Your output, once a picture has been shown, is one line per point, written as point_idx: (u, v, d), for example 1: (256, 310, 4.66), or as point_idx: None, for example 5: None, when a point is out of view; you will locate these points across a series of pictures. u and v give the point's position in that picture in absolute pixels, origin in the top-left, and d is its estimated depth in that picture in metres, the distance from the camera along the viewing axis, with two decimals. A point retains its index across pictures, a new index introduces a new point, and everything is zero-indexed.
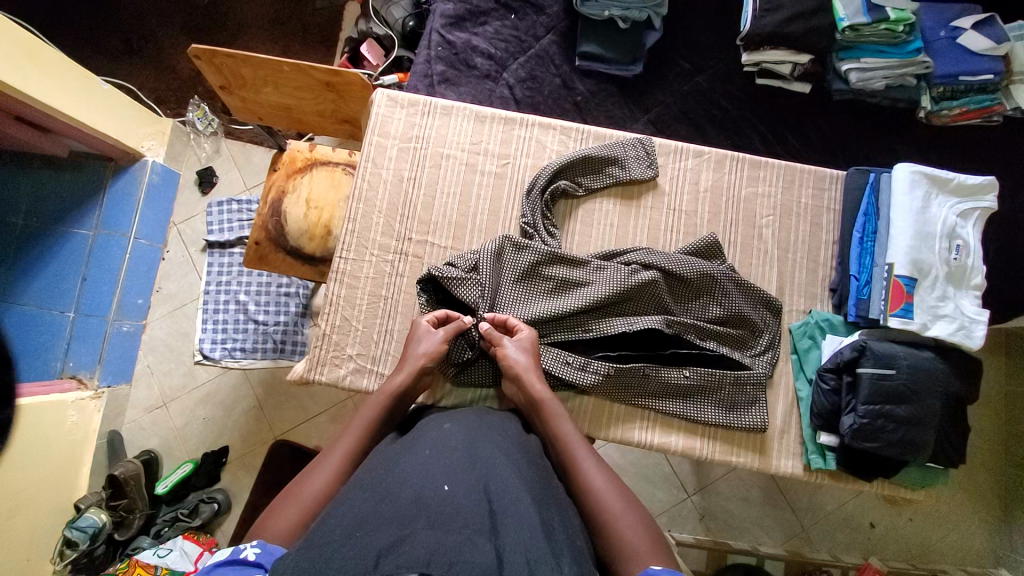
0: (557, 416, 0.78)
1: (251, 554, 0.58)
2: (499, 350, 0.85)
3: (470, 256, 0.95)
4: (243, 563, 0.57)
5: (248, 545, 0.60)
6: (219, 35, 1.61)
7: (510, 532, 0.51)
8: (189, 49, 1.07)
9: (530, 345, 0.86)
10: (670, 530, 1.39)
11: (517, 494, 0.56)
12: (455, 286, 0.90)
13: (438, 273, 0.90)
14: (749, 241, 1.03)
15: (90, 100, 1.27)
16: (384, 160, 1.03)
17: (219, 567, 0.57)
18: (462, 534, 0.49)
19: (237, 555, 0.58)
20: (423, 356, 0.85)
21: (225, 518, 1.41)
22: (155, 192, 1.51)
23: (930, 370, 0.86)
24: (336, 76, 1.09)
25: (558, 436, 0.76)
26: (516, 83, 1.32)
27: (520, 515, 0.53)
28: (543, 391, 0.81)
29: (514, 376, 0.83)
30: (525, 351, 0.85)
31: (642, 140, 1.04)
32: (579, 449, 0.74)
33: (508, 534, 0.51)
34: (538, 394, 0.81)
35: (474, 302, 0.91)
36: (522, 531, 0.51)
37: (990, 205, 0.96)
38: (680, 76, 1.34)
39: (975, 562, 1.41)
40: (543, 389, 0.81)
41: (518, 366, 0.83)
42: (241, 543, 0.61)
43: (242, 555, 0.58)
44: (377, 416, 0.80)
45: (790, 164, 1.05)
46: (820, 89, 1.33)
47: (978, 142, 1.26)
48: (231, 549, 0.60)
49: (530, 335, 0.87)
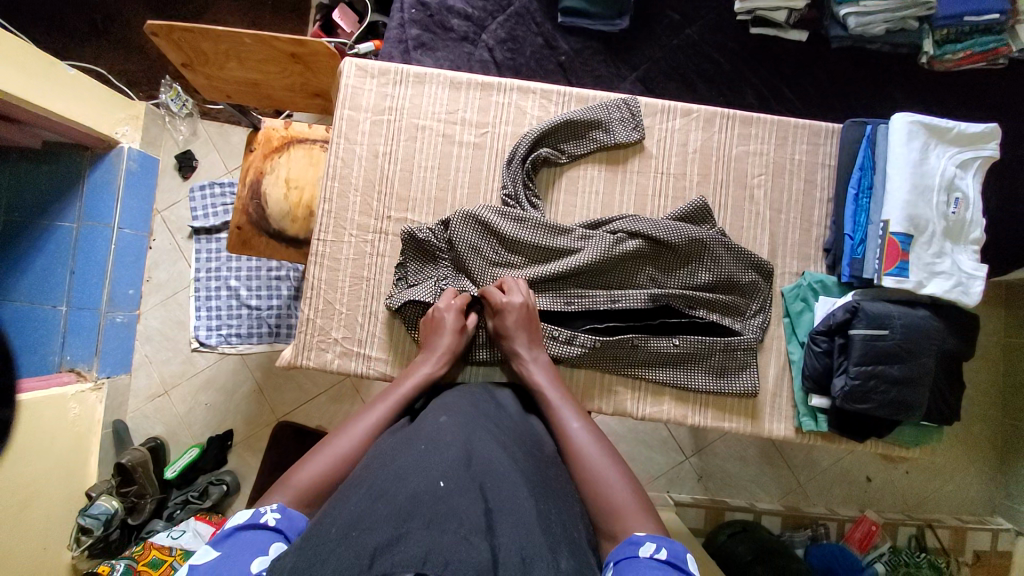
0: (548, 388, 0.81)
1: (271, 520, 0.59)
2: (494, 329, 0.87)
3: (443, 218, 0.94)
4: (265, 528, 0.58)
5: (267, 509, 0.61)
6: (182, 7, 1.52)
7: (506, 530, 0.52)
8: (145, 26, 1.00)
9: (525, 310, 0.86)
10: (669, 491, 1.42)
11: (513, 492, 0.57)
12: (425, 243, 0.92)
13: (412, 232, 0.91)
14: (740, 203, 0.99)
15: (56, 87, 1.20)
16: (357, 134, 0.98)
17: (241, 530, 0.57)
18: (459, 532, 0.49)
19: (258, 519, 0.59)
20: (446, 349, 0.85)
21: (235, 499, 1.44)
22: (134, 179, 1.46)
23: (925, 329, 0.84)
24: (302, 46, 1.02)
25: (551, 400, 0.79)
26: (496, 45, 1.24)
27: (517, 512, 0.54)
28: (535, 364, 0.84)
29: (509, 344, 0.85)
30: (521, 315, 0.85)
31: (628, 100, 0.99)
32: (569, 415, 0.76)
33: (505, 532, 0.51)
34: (535, 358, 0.84)
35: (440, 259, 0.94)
36: (518, 529, 0.52)
37: (991, 153, 0.91)
38: (670, 29, 1.26)
39: (970, 510, 1.44)
40: (534, 357, 0.84)
41: (512, 337, 0.85)
42: (260, 506, 0.61)
43: (262, 520, 0.59)
44: (379, 426, 0.74)
45: (784, 119, 1.00)
46: (819, 37, 1.25)
47: (985, 87, 1.20)
48: (250, 510, 0.60)
49: (523, 305, 0.86)
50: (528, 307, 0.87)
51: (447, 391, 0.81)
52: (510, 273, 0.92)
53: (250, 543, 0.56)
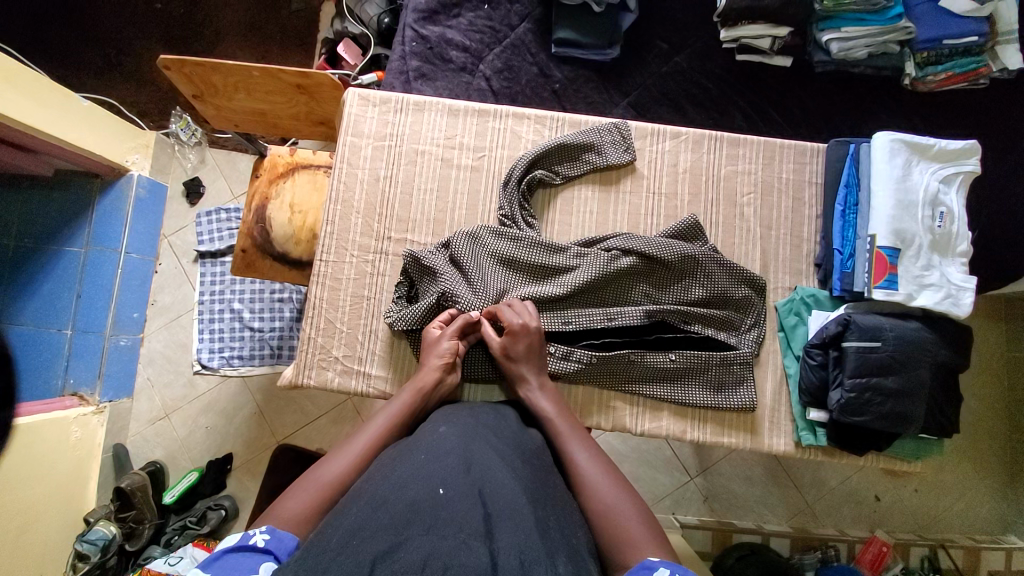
0: (551, 416, 0.82)
1: (260, 540, 0.60)
2: (496, 353, 0.87)
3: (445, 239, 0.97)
4: (253, 549, 0.59)
5: (257, 531, 0.62)
6: (195, 44, 1.60)
7: (505, 534, 0.52)
8: (158, 61, 1.05)
9: (534, 343, 0.87)
10: (675, 513, 1.39)
11: (512, 497, 0.57)
12: (426, 261, 0.93)
13: (414, 254, 0.93)
14: (731, 220, 1.01)
15: (68, 117, 1.25)
16: (359, 159, 1.02)
17: (230, 552, 0.58)
18: (457, 537, 0.50)
19: (246, 541, 0.60)
20: (434, 364, 0.86)
21: (233, 524, 1.42)
22: (142, 206, 1.51)
23: (917, 340, 0.85)
24: (306, 77, 1.08)
25: (558, 432, 0.79)
26: (493, 74, 1.30)
27: (514, 516, 0.54)
28: (537, 392, 0.84)
29: (512, 377, 0.86)
30: (528, 348, 0.86)
31: (619, 124, 1.03)
32: (576, 447, 0.76)
33: (503, 536, 0.51)
34: (538, 389, 0.85)
35: (439, 271, 0.92)
36: (516, 533, 0.52)
37: (973, 168, 0.94)
38: (659, 57, 1.32)
39: (984, 531, 1.41)
40: (536, 388, 0.85)
41: (517, 366, 0.86)
42: (249, 530, 0.62)
43: (251, 542, 0.60)
44: (374, 447, 0.76)
45: (770, 140, 1.04)
46: (803, 62, 1.31)
47: (966, 106, 1.24)
48: (240, 534, 0.61)
49: (536, 333, 0.87)
50: (540, 334, 0.88)
51: (444, 407, 0.80)
52: (513, 297, 0.93)
53: (237, 567, 0.57)
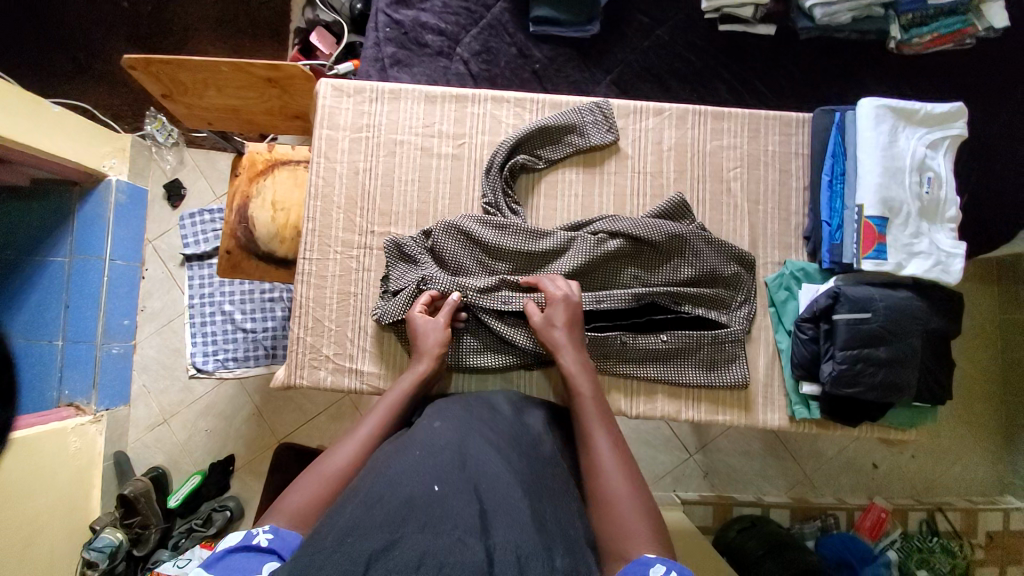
0: (583, 392, 0.80)
1: (264, 540, 0.60)
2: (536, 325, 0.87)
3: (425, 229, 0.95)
4: (257, 549, 0.59)
5: (260, 530, 0.62)
6: (163, 41, 1.55)
7: (500, 528, 0.52)
8: (123, 60, 1.02)
9: (571, 312, 0.87)
10: (675, 490, 1.41)
11: (507, 491, 0.57)
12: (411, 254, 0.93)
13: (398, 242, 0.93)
14: (718, 197, 1.00)
15: (40, 123, 1.21)
16: (336, 153, 1.00)
17: (233, 552, 0.59)
18: (453, 534, 0.50)
19: (250, 541, 0.60)
20: (433, 347, 0.86)
21: (240, 524, 1.43)
22: (124, 212, 1.47)
23: (907, 309, 0.85)
24: (277, 70, 1.04)
25: (584, 411, 0.78)
26: (471, 57, 1.26)
27: (510, 510, 0.54)
28: (574, 365, 0.83)
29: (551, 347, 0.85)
30: (565, 319, 0.86)
31: (601, 103, 1.00)
32: (598, 432, 0.75)
33: (499, 530, 0.51)
34: (575, 363, 0.83)
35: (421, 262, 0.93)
36: (511, 527, 0.52)
37: (960, 131, 0.92)
38: (640, 31, 1.29)
39: (981, 492, 1.43)
40: (574, 362, 0.83)
41: (557, 338, 0.85)
42: (253, 528, 0.62)
43: (255, 541, 0.60)
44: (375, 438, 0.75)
45: (755, 112, 1.01)
46: (787, 30, 1.27)
47: (954, 68, 1.22)
48: (243, 534, 0.61)
49: (571, 301, 0.87)
50: (577, 304, 0.88)
51: (440, 400, 0.79)
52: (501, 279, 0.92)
53: (242, 568, 0.57)
